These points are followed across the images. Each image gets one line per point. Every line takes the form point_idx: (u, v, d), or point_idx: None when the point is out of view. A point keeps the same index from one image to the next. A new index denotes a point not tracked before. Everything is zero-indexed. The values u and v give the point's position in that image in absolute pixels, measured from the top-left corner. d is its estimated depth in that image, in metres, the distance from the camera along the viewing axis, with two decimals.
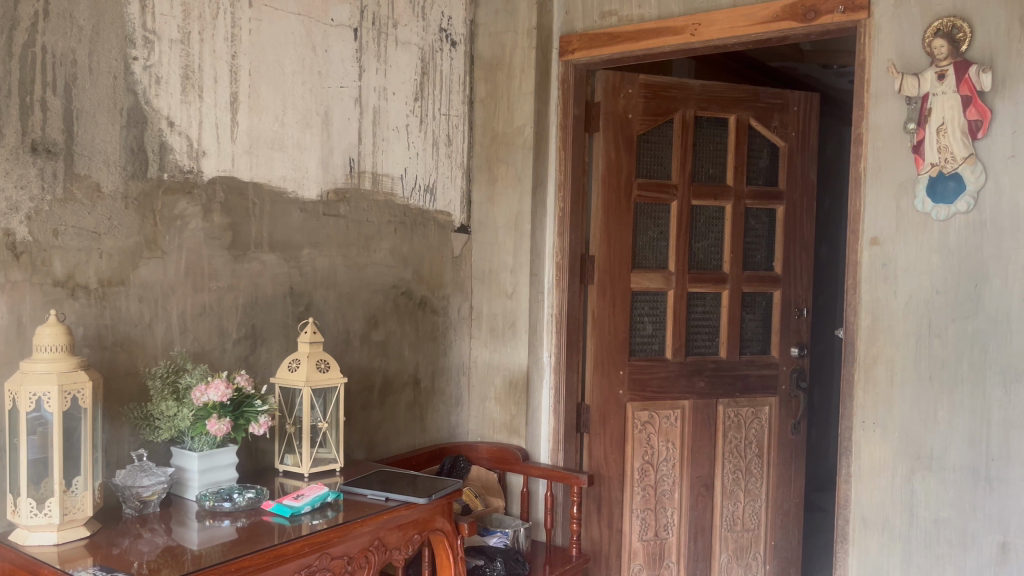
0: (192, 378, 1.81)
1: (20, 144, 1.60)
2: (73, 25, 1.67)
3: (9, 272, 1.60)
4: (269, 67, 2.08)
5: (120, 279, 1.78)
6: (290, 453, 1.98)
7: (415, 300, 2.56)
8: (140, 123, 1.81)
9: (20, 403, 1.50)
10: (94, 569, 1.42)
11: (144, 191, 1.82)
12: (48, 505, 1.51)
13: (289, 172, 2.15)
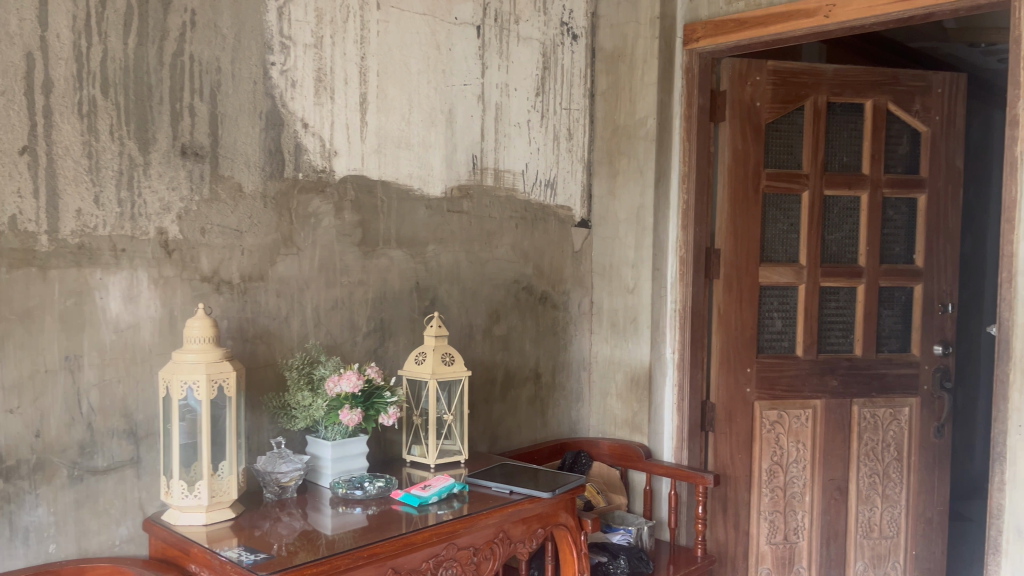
0: (325, 370, 1.88)
1: (171, 148, 1.71)
2: (217, 34, 1.77)
3: (162, 268, 1.71)
4: (396, 67, 2.13)
5: (260, 274, 1.88)
6: (417, 444, 2.04)
7: (536, 295, 2.57)
8: (277, 125, 1.89)
9: (173, 391, 1.60)
10: (238, 549, 1.50)
11: (281, 190, 1.91)
12: (198, 487, 1.61)
13: (415, 170, 2.19)
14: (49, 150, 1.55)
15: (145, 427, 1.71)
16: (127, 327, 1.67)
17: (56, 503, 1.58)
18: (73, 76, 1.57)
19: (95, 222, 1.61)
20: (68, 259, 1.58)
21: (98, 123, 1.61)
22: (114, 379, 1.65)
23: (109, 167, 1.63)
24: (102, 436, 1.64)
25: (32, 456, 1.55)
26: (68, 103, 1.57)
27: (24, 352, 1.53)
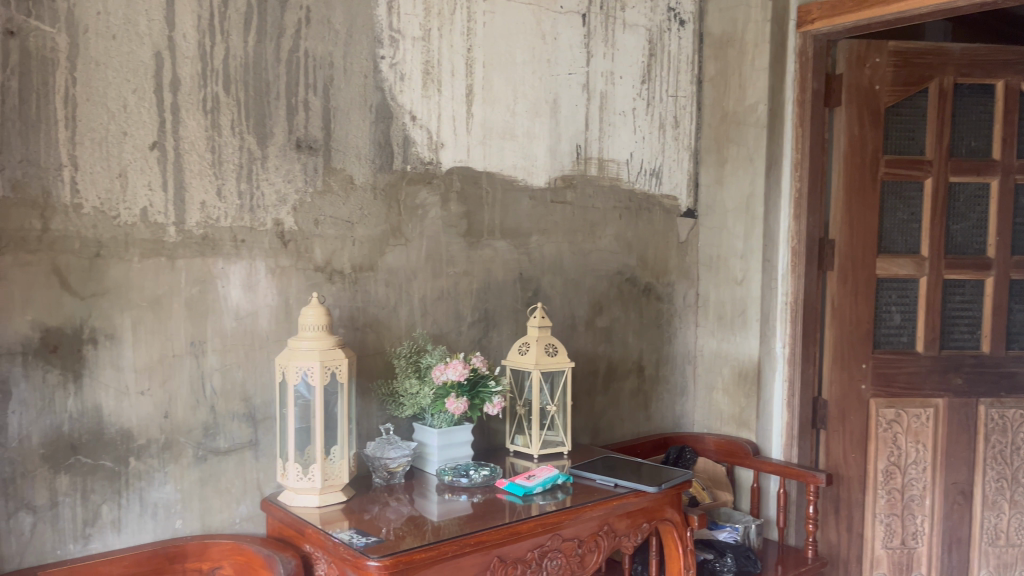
0: (432, 358, 1.91)
1: (287, 141, 1.77)
2: (330, 30, 1.82)
3: (279, 258, 1.77)
4: (502, 57, 2.13)
5: (369, 264, 1.92)
6: (521, 434, 2.04)
7: (640, 286, 2.53)
8: (386, 118, 1.93)
9: (290, 376, 1.66)
10: (350, 531, 1.54)
11: (390, 182, 1.94)
12: (312, 471, 1.66)
13: (520, 160, 2.20)
14: (175, 144, 1.63)
15: (263, 411, 1.78)
16: (247, 315, 1.74)
17: (182, 481, 1.67)
18: (198, 73, 1.64)
19: (217, 213, 1.69)
20: (193, 249, 1.66)
21: (220, 118, 1.68)
22: (235, 364, 1.73)
23: (230, 161, 1.70)
24: (224, 418, 1.72)
25: (161, 436, 1.63)
26: (193, 100, 1.64)
27: (154, 337, 1.62)
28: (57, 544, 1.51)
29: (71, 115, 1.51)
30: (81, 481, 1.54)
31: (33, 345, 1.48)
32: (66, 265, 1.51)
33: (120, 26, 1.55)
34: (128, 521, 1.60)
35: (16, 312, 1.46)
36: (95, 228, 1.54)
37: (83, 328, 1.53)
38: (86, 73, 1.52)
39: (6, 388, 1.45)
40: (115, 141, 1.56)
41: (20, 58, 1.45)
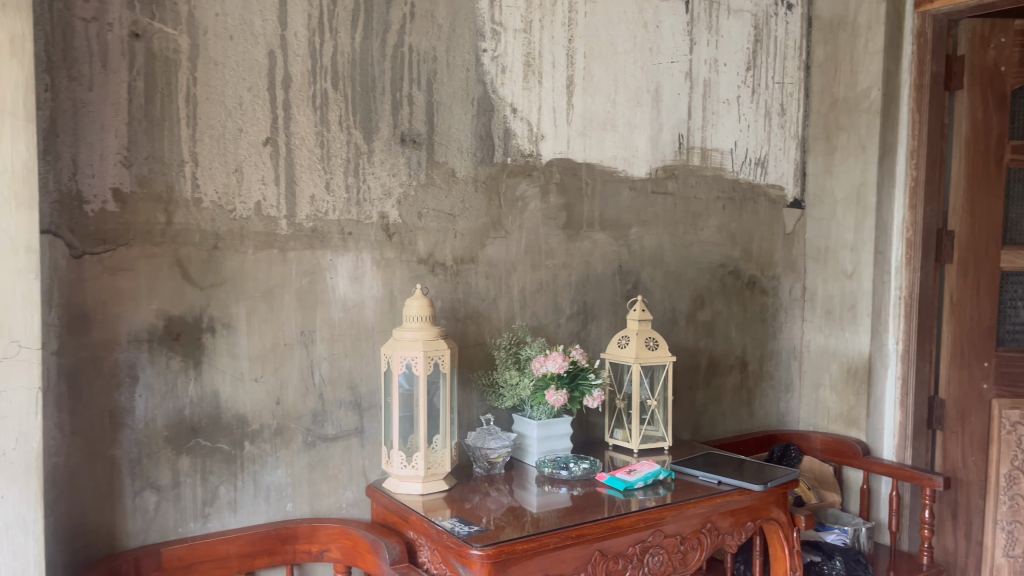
0: (532, 350, 1.91)
1: (392, 136, 1.81)
2: (434, 24, 1.84)
3: (384, 251, 1.81)
4: (603, 47, 2.12)
5: (471, 257, 1.94)
6: (620, 428, 2.02)
7: (744, 279, 2.47)
8: (488, 111, 1.94)
9: (394, 366, 1.69)
10: (453, 520, 1.56)
11: (491, 175, 1.96)
12: (415, 459, 1.69)
13: (620, 151, 2.17)
14: (287, 140, 1.68)
15: (368, 400, 1.82)
16: (354, 305, 1.78)
17: (293, 466, 1.72)
18: (308, 70, 1.70)
19: (325, 207, 1.74)
20: (303, 242, 1.71)
21: (329, 114, 1.73)
22: (342, 353, 1.78)
23: (338, 156, 1.75)
24: (331, 406, 1.77)
25: (273, 422, 1.69)
26: (303, 96, 1.70)
27: (267, 326, 1.68)
28: (179, 522, 1.59)
29: (191, 113, 1.58)
30: (200, 462, 1.61)
31: (158, 333, 1.56)
32: (188, 257, 1.59)
33: (236, 26, 1.61)
34: (243, 502, 1.67)
35: (143, 302, 1.54)
36: (213, 222, 1.61)
37: (203, 317, 1.61)
38: (206, 73, 1.59)
39: (134, 373, 1.54)
40: (231, 138, 1.62)
41: (146, 59, 1.53)
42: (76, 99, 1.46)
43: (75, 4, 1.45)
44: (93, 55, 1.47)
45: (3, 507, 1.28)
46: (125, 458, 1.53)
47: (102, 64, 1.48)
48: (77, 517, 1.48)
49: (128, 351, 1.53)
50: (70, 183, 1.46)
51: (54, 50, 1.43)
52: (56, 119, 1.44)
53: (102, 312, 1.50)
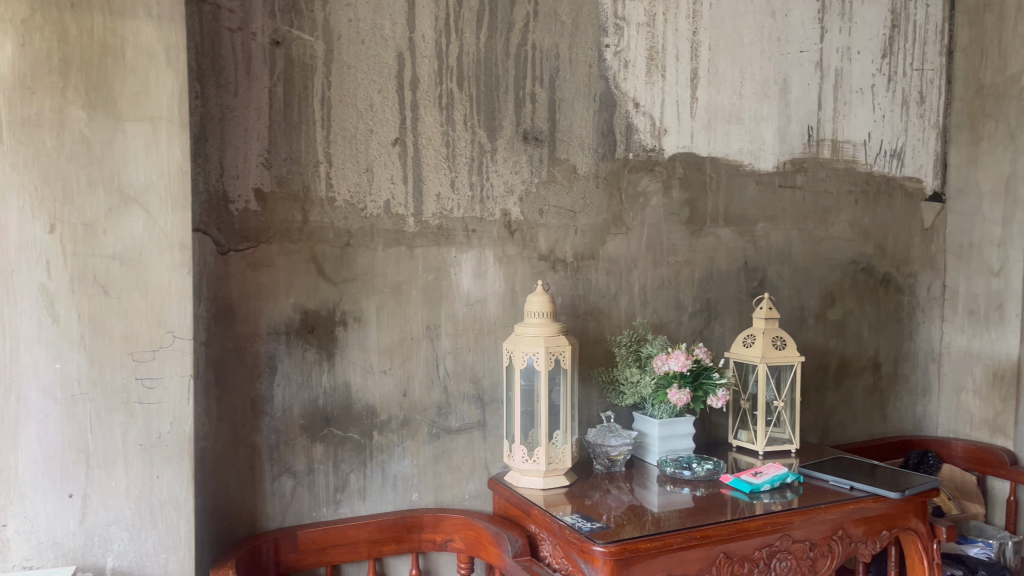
0: (653, 348, 1.88)
1: (515, 134, 1.83)
2: (557, 22, 1.86)
3: (506, 247, 1.84)
4: (729, 38, 2.07)
5: (592, 253, 1.94)
6: (744, 429, 1.97)
7: (878, 277, 2.35)
8: (610, 107, 1.94)
9: (516, 361, 1.70)
10: (575, 516, 1.56)
11: (612, 171, 1.95)
12: (536, 454, 1.71)
13: (746, 144, 2.12)
14: (415, 140, 1.73)
15: (490, 394, 1.85)
16: (477, 301, 1.82)
17: (418, 457, 1.77)
18: (435, 71, 1.74)
19: (450, 205, 1.78)
20: (430, 239, 1.76)
21: (455, 113, 1.77)
22: (465, 348, 1.81)
23: (463, 154, 1.78)
24: (455, 399, 1.81)
25: (400, 413, 1.75)
26: (430, 97, 1.74)
27: (395, 320, 1.73)
28: (313, 507, 1.67)
29: (326, 116, 1.65)
30: (332, 451, 1.68)
31: (295, 326, 1.64)
32: (322, 253, 1.66)
33: (368, 31, 1.68)
34: (372, 490, 1.73)
35: (281, 296, 1.62)
36: (346, 219, 1.68)
37: (335, 311, 1.68)
38: (340, 77, 1.66)
39: (273, 364, 1.62)
40: (363, 138, 1.69)
41: (285, 65, 1.61)
42: (222, 104, 1.55)
43: (222, 15, 1.54)
44: (238, 63, 1.56)
45: (159, 486, 1.38)
46: (265, 444, 1.62)
47: (245, 71, 1.57)
48: (222, 497, 1.58)
49: (268, 343, 1.61)
50: (217, 184, 1.55)
51: (204, 59, 1.53)
52: (205, 124, 1.53)
53: (245, 306, 1.59)
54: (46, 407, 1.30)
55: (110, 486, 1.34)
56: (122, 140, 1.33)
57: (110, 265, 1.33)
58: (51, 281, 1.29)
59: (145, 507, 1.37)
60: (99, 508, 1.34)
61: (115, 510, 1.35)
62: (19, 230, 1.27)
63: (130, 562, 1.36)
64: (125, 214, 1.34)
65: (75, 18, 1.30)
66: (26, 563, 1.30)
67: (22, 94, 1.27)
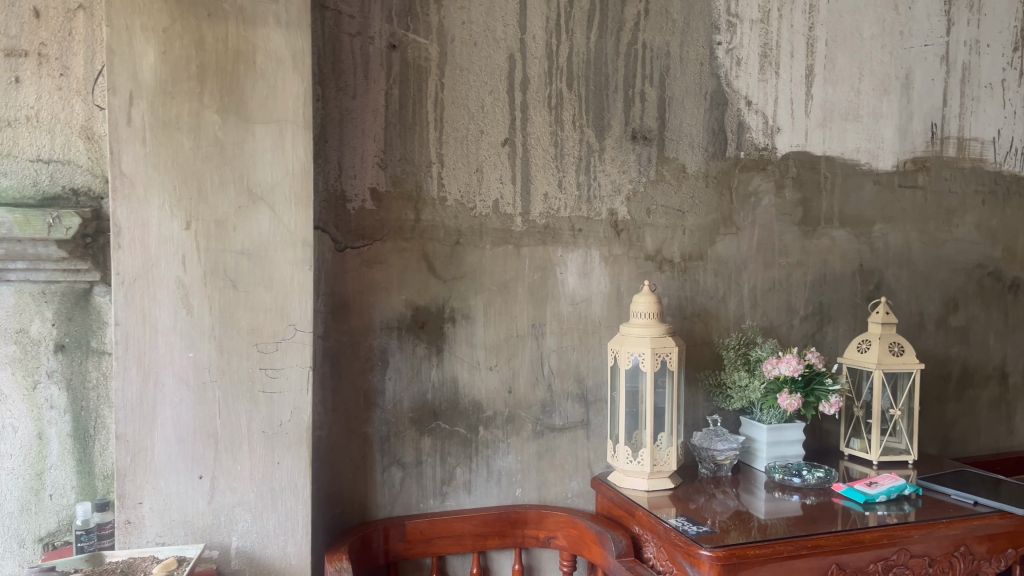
0: (763, 352, 1.84)
1: (623, 133, 1.83)
2: (669, 20, 1.85)
3: (612, 247, 1.84)
4: (846, 33, 2.01)
5: (700, 254, 1.91)
6: (857, 438, 1.91)
7: (1006, 281, 2.23)
8: (721, 105, 1.91)
9: (622, 362, 1.69)
10: (680, 519, 1.55)
11: (723, 170, 1.92)
12: (641, 455, 1.70)
13: (864, 142, 2.05)
14: (524, 140, 1.75)
15: (594, 393, 1.85)
16: (582, 300, 1.82)
17: (522, 453, 1.79)
18: (545, 72, 1.76)
19: (558, 205, 1.79)
20: (537, 237, 1.77)
21: (564, 113, 1.78)
22: (570, 346, 1.82)
23: (571, 154, 1.79)
24: (559, 397, 1.82)
25: (505, 409, 1.77)
26: (540, 97, 1.76)
27: (502, 318, 1.76)
28: (420, 498, 1.71)
29: (439, 117, 1.69)
30: (440, 444, 1.72)
31: (406, 321, 1.69)
32: (433, 251, 1.70)
33: (481, 33, 1.71)
34: (477, 484, 1.76)
35: (394, 291, 1.67)
36: (456, 218, 1.71)
37: (445, 308, 1.72)
38: (453, 79, 1.69)
39: (385, 358, 1.67)
40: (474, 139, 1.72)
41: (401, 68, 1.65)
42: (342, 107, 1.61)
43: (343, 21, 1.60)
44: (357, 66, 1.62)
45: (280, 472, 1.44)
46: (376, 435, 1.67)
47: (363, 74, 1.62)
48: (335, 485, 1.64)
49: (380, 337, 1.67)
50: (335, 184, 1.61)
51: (325, 64, 1.59)
52: (325, 126, 1.59)
53: (359, 301, 1.65)
54: (181, 393, 1.38)
55: (236, 470, 1.42)
56: (251, 142, 1.40)
57: (239, 260, 1.41)
58: (186, 275, 1.38)
59: (267, 491, 1.44)
60: (226, 490, 1.42)
61: (240, 493, 1.42)
62: (160, 227, 1.36)
63: (252, 543, 1.43)
64: (253, 212, 1.41)
65: (211, 28, 1.37)
66: (159, 539, 1.38)
67: (163, 99, 1.35)
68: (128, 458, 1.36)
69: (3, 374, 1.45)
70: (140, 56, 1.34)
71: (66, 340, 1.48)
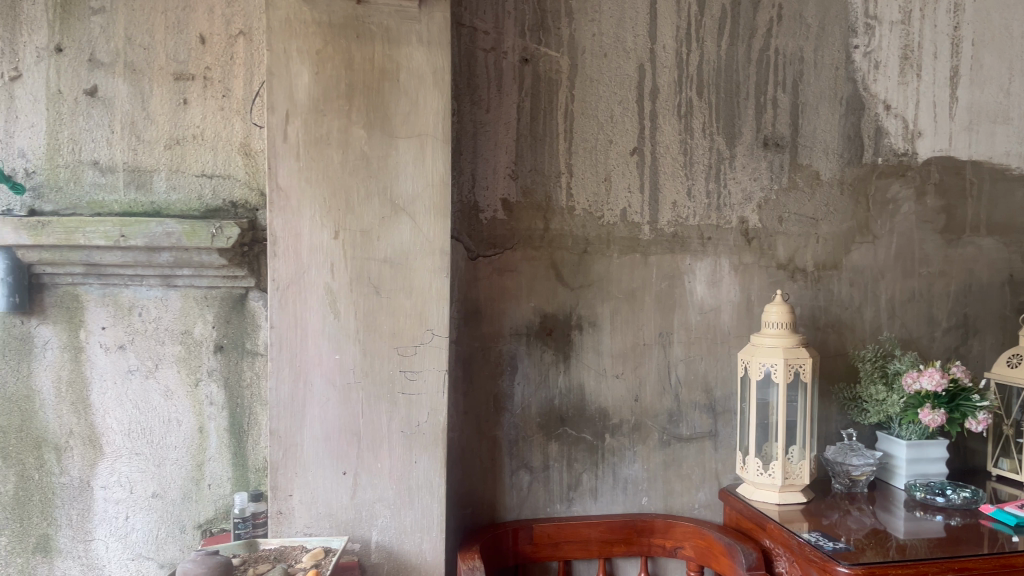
0: (902, 364, 1.77)
1: (754, 140, 1.81)
2: (803, 24, 1.82)
3: (742, 255, 1.82)
4: (995, 31, 1.92)
5: (834, 263, 1.86)
6: (1006, 458, 1.81)
7: None
8: (858, 110, 1.86)
9: (753, 372, 1.67)
10: (815, 534, 1.51)
11: (859, 176, 1.87)
12: (772, 467, 1.66)
13: (1014, 146, 1.94)
14: (653, 149, 1.76)
15: (723, 404, 1.83)
16: (710, 309, 1.81)
17: (649, 462, 1.79)
18: (675, 81, 1.77)
19: (687, 213, 1.78)
20: (664, 246, 1.78)
21: (693, 122, 1.78)
22: (698, 356, 1.81)
23: (701, 162, 1.79)
24: (687, 407, 1.81)
25: (632, 417, 1.78)
26: (669, 106, 1.76)
27: (629, 326, 1.77)
28: (548, 502, 1.74)
29: (569, 128, 1.72)
30: (567, 450, 1.75)
31: (534, 328, 1.72)
32: (561, 260, 1.73)
33: (611, 44, 1.73)
34: (603, 491, 1.77)
35: (523, 299, 1.71)
36: (584, 227, 1.74)
37: (573, 315, 1.74)
38: (583, 90, 1.72)
39: (514, 363, 1.71)
40: (603, 149, 1.74)
41: (533, 81, 1.70)
42: (476, 121, 1.67)
43: (478, 37, 1.66)
44: (490, 80, 1.67)
45: (417, 471, 1.51)
46: (505, 438, 1.71)
47: (497, 87, 1.68)
48: (466, 486, 1.69)
49: (510, 343, 1.71)
50: (469, 195, 1.67)
51: (461, 79, 1.65)
52: (460, 139, 1.66)
53: (491, 308, 1.70)
54: (328, 393, 1.47)
55: (377, 467, 1.49)
56: (394, 156, 1.47)
57: (382, 268, 1.48)
58: (334, 282, 1.46)
59: (404, 488, 1.50)
60: (367, 486, 1.49)
61: (379, 489, 1.49)
62: (310, 236, 1.45)
63: (391, 537, 1.50)
64: (395, 222, 1.48)
65: (359, 48, 1.45)
66: (307, 530, 1.47)
67: (315, 116, 1.44)
68: (280, 452, 1.46)
69: (170, 371, 1.57)
70: (295, 77, 1.43)
71: (224, 341, 1.59)
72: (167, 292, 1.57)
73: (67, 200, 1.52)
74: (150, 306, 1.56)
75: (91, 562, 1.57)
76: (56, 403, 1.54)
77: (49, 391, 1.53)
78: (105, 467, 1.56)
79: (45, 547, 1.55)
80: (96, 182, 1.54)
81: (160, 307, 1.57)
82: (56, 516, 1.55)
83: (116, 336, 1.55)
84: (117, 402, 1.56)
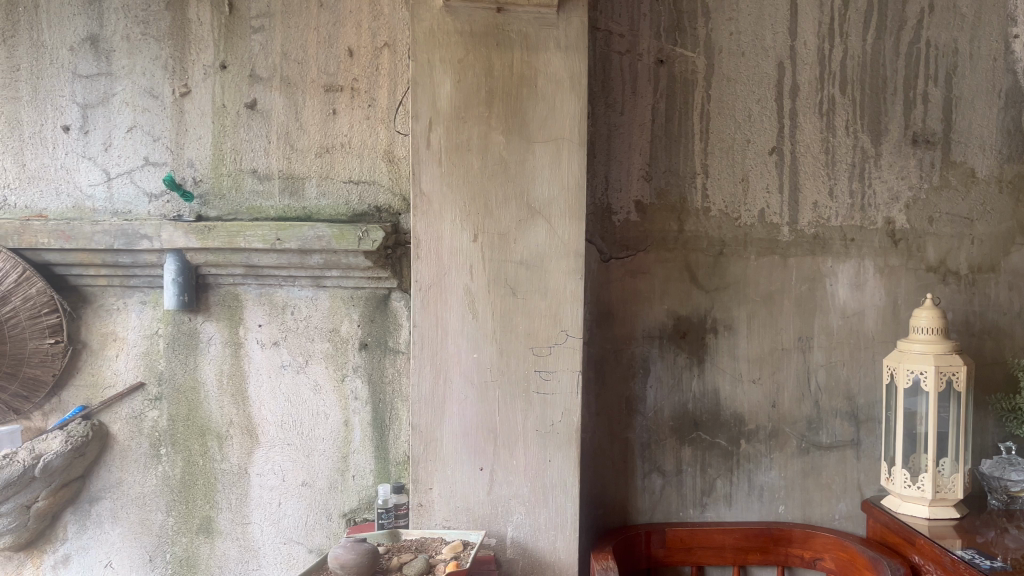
0: None
1: (903, 137, 1.73)
2: (957, 14, 1.73)
3: (888, 257, 1.74)
4: None
5: (991, 265, 1.76)
6: None
7: None
8: (1018, 103, 1.75)
9: (899, 379, 1.60)
10: (969, 551, 1.43)
11: (1020, 173, 1.76)
12: (921, 479, 1.58)
13: None
14: (793, 148, 1.72)
15: (866, 412, 1.76)
16: (854, 313, 1.74)
17: (786, 470, 1.75)
18: (816, 78, 1.71)
19: (829, 213, 1.73)
20: (804, 248, 1.73)
21: (836, 120, 1.72)
22: (839, 362, 1.75)
23: (844, 161, 1.73)
24: (827, 414, 1.75)
25: (768, 423, 1.74)
26: (810, 104, 1.72)
27: (766, 330, 1.73)
28: (680, 507, 1.73)
29: (704, 128, 1.70)
30: (701, 454, 1.73)
31: (668, 331, 1.71)
32: (696, 262, 1.71)
33: (749, 42, 1.70)
34: (738, 497, 1.74)
35: (656, 301, 1.71)
36: (720, 229, 1.71)
37: (707, 318, 1.72)
38: (719, 90, 1.70)
39: (647, 366, 1.71)
40: (740, 149, 1.71)
41: (668, 82, 1.69)
42: (610, 123, 1.68)
43: (613, 40, 1.67)
44: (625, 83, 1.68)
45: (551, 470, 1.53)
46: (637, 441, 1.71)
47: (631, 89, 1.68)
48: (598, 487, 1.70)
49: (643, 346, 1.71)
50: (602, 197, 1.68)
51: (595, 82, 1.67)
52: (595, 142, 1.67)
53: (624, 310, 1.70)
54: (466, 390, 1.51)
55: (513, 464, 1.52)
56: (532, 160, 1.50)
57: (519, 270, 1.51)
58: (473, 283, 1.51)
59: (539, 486, 1.53)
60: (503, 482, 1.52)
61: (515, 486, 1.53)
62: (451, 239, 1.50)
63: (526, 534, 1.53)
64: (531, 225, 1.51)
65: (499, 56, 1.49)
66: (446, 522, 1.52)
67: (457, 124, 1.49)
68: (421, 446, 1.51)
69: (319, 367, 1.67)
70: (439, 85, 1.49)
71: (368, 339, 1.67)
72: (317, 292, 1.66)
73: (229, 207, 1.64)
74: (301, 306, 1.66)
75: (247, 544, 1.68)
76: (218, 394, 1.66)
77: (212, 383, 1.66)
78: (260, 456, 1.67)
79: (207, 528, 1.67)
80: (255, 189, 1.65)
81: (310, 307, 1.66)
82: (218, 499, 1.67)
83: (271, 333, 1.66)
84: (271, 395, 1.66)
